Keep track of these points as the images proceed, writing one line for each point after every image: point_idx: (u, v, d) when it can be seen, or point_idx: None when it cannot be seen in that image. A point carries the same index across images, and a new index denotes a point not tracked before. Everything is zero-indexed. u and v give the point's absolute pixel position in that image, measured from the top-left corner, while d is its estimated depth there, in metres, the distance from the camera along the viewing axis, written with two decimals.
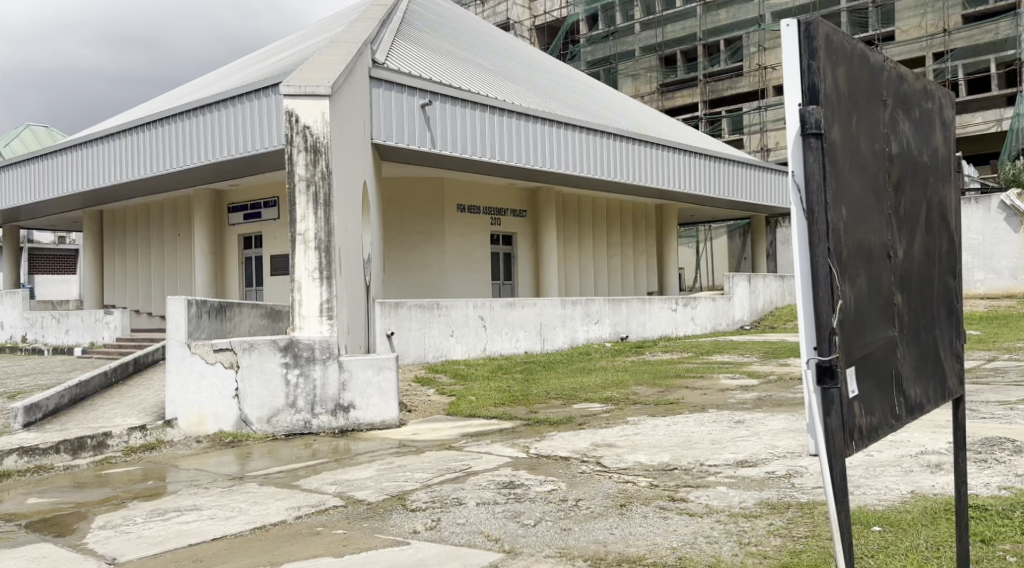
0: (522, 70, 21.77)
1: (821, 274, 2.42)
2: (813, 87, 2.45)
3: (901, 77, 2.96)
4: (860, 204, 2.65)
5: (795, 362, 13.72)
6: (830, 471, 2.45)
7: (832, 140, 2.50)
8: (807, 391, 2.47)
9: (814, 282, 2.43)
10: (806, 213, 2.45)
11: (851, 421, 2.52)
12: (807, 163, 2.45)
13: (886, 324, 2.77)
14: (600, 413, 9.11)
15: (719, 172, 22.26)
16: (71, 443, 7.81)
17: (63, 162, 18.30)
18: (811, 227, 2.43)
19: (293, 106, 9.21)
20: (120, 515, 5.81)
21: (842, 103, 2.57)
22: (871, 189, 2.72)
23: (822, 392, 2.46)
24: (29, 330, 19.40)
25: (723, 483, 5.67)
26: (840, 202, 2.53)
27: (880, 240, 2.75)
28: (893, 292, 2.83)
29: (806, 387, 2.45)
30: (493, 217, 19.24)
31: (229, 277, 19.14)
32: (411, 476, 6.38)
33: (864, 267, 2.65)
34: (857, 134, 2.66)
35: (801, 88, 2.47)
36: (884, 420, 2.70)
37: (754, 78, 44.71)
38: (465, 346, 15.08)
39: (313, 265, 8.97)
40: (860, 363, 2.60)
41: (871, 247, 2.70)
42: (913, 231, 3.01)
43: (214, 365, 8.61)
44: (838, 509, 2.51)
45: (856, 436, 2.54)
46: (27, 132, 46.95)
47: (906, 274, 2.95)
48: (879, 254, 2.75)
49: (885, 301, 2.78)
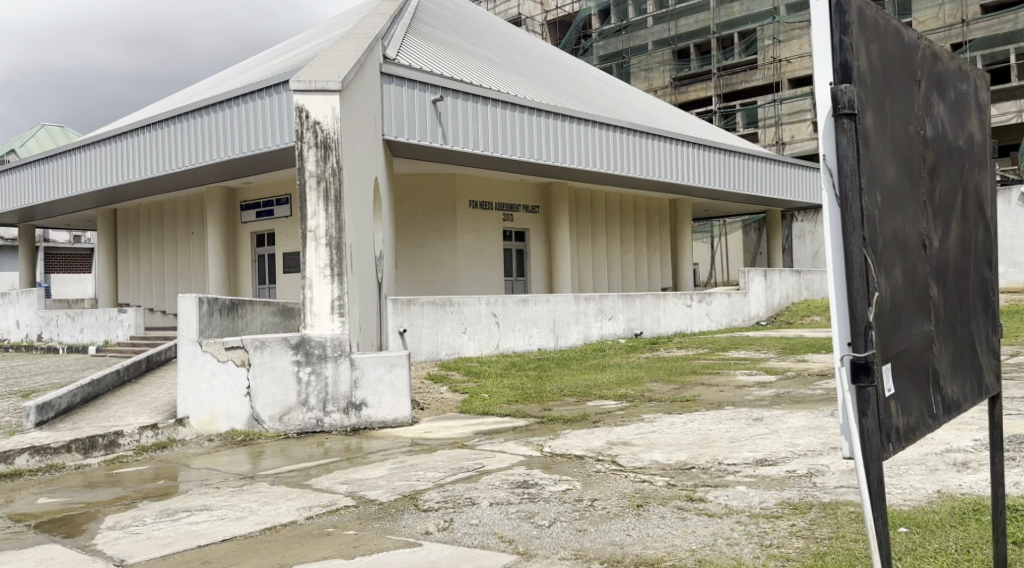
0: (535, 65, 21.65)
1: (856, 264, 2.29)
2: (846, 65, 2.33)
3: (936, 56, 2.82)
4: (895, 190, 2.52)
5: (813, 357, 13.55)
6: (866, 474, 2.32)
7: (865, 122, 2.37)
8: (841, 390, 2.34)
9: (848, 272, 2.30)
10: (839, 199, 2.32)
11: (888, 422, 2.39)
12: (840, 145, 2.33)
13: (922, 318, 2.64)
14: (615, 410, 8.97)
15: (734, 167, 22.04)
16: (82, 442, 7.76)
17: (76, 162, 18.31)
18: (844, 214, 2.30)
19: (303, 101, 9.11)
20: (130, 516, 5.73)
21: (876, 82, 2.45)
22: (906, 173, 2.59)
23: (857, 391, 2.33)
24: (44, 329, 19.43)
25: (743, 483, 5.54)
26: (874, 187, 2.41)
27: (915, 229, 2.62)
28: (929, 284, 2.70)
29: (841, 386, 2.32)
30: (506, 213, 19.11)
31: (241, 274, 19.12)
32: (424, 475, 6.27)
33: (899, 258, 2.52)
34: (891, 115, 2.53)
35: (833, 67, 2.35)
36: (921, 421, 2.57)
37: (768, 71, 44.34)
38: (478, 343, 14.97)
39: (324, 262, 8.88)
40: (896, 360, 2.46)
41: (906, 236, 2.57)
42: (949, 219, 2.87)
43: (226, 363, 8.54)
44: (875, 516, 2.38)
45: (892, 437, 2.41)
46: (43, 132, 47.27)
47: (942, 264, 2.81)
48: (915, 243, 2.62)
49: (921, 293, 2.65)
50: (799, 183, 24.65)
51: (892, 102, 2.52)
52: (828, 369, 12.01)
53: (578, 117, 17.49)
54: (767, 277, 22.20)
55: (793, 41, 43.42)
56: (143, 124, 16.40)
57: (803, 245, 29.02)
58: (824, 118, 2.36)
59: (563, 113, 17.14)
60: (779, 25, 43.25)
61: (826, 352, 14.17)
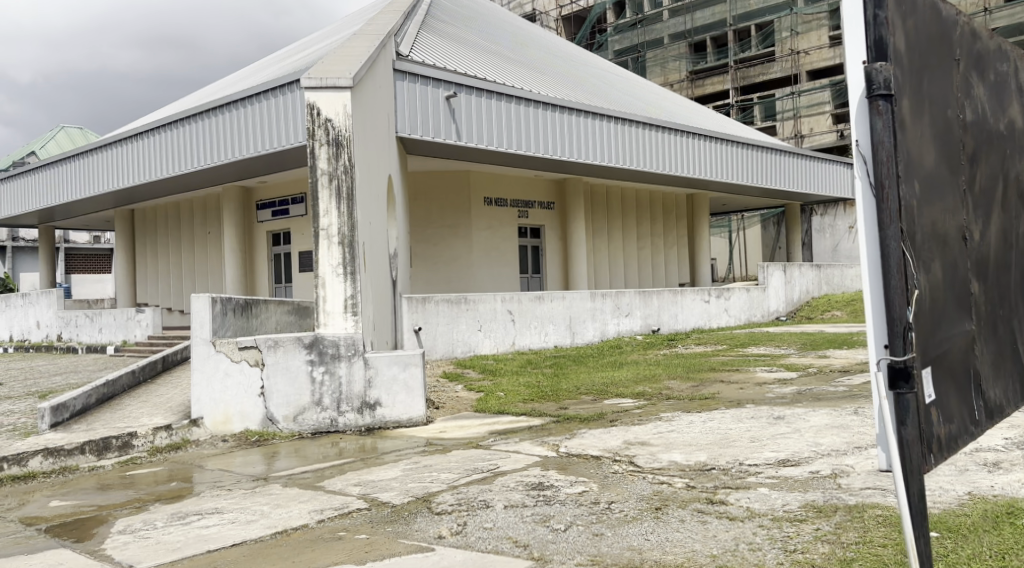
0: (549, 60, 21.49)
1: (893, 259, 2.50)
2: (881, 40, 2.56)
3: (974, 34, 3.02)
4: (933, 177, 2.72)
5: (834, 353, 13.31)
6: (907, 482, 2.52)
7: (900, 103, 2.59)
8: (881, 397, 2.56)
9: (886, 263, 2.52)
10: (877, 188, 2.54)
11: (928, 433, 2.60)
12: (876, 127, 2.54)
13: (963, 317, 2.84)
14: (632, 409, 8.80)
15: (752, 160, 21.80)
16: (96, 444, 7.71)
17: (93, 162, 18.33)
18: (881, 203, 2.52)
19: (315, 99, 9.00)
20: (141, 520, 5.65)
21: (913, 70, 2.66)
22: (945, 162, 2.80)
23: (896, 398, 2.55)
24: (63, 329, 19.49)
25: (765, 485, 5.37)
26: (912, 177, 2.62)
27: (955, 221, 2.82)
28: (971, 279, 2.90)
29: (879, 393, 2.54)
30: (521, 209, 18.97)
31: (257, 273, 19.10)
32: (438, 477, 6.16)
33: (939, 250, 2.73)
34: (928, 96, 2.73)
35: (868, 46, 2.58)
36: (962, 428, 2.78)
37: (786, 63, 43.77)
38: (494, 341, 14.86)
39: (336, 261, 8.76)
40: (936, 362, 2.66)
41: (946, 229, 2.77)
42: (990, 211, 3.06)
43: (239, 363, 8.46)
44: (916, 524, 2.59)
45: (934, 444, 2.63)
46: (62, 133, 47.63)
47: (982, 256, 3.00)
48: (955, 237, 2.82)
49: (962, 291, 2.85)
50: (819, 175, 24.36)
51: (930, 87, 2.74)
52: (849, 364, 11.80)
53: (596, 111, 17.39)
54: (786, 272, 21.96)
55: (811, 32, 42.98)
56: (158, 124, 16.42)
57: (822, 238, 28.55)
58: (861, 100, 2.58)
59: (580, 109, 17.02)
60: (796, 17, 42.88)
61: (848, 347, 13.93)
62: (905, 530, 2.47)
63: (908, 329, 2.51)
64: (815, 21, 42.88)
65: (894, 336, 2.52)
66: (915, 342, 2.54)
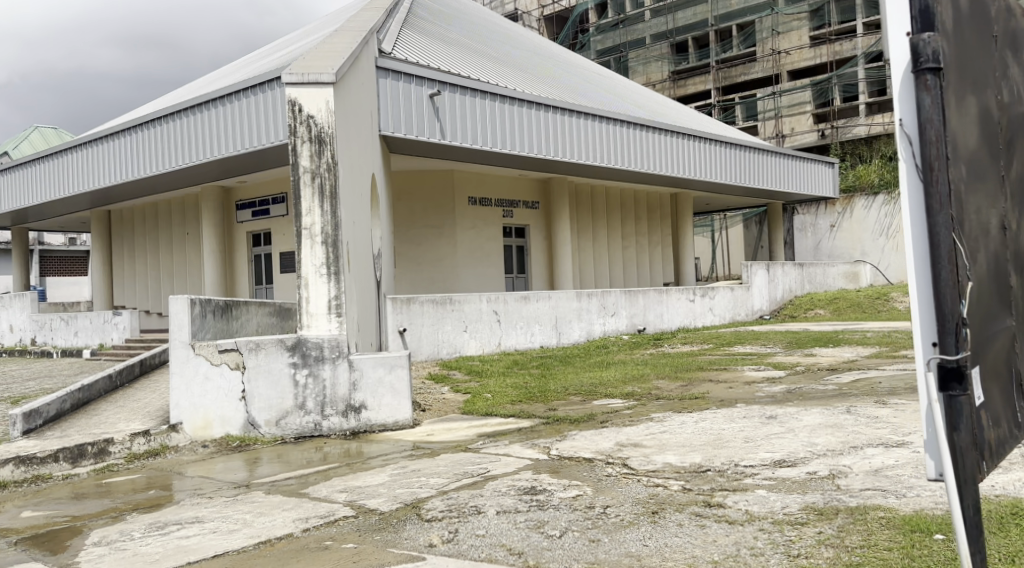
0: (532, 59, 21.36)
1: (944, 248, 2.41)
2: (926, 12, 2.48)
3: (1009, 14, 2.94)
4: (977, 161, 2.64)
5: (821, 352, 13.25)
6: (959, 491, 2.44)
7: (947, 75, 2.50)
8: (931, 400, 2.47)
9: (936, 252, 2.43)
10: (924, 169, 2.45)
11: (979, 438, 2.52)
12: (924, 102, 2.46)
13: (1005, 313, 2.75)
14: (622, 409, 8.67)
15: (735, 159, 21.82)
16: (71, 451, 7.46)
17: (68, 162, 17.96)
18: (930, 186, 2.44)
19: (296, 95, 8.81)
20: (118, 530, 5.44)
21: (956, 45, 2.57)
22: (986, 146, 2.70)
23: (948, 400, 2.46)
24: (37, 333, 19.12)
25: (762, 486, 5.25)
26: (958, 160, 2.53)
27: (998, 211, 2.73)
28: (1011, 272, 2.80)
29: (930, 395, 2.46)
30: (506, 209, 18.83)
31: (237, 273, 18.82)
32: (427, 482, 6.00)
33: (983, 240, 2.63)
34: (970, 73, 2.64)
35: (913, 16, 2.51)
36: (1008, 434, 2.70)
37: (767, 63, 43.87)
38: (480, 341, 14.70)
39: (320, 261, 8.59)
40: (984, 362, 2.58)
41: (989, 220, 2.68)
42: None
43: (220, 367, 8.24)
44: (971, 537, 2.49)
45: (985, 450, 2.55)
46: (36, 133, 46.98)
47: (1020, 248, 2.91)
48: (997, 227, 2.73)
49: (1004, 286, 2.76)
50: (801, 174, 24.39)
51: (971, 64, 2.64)
52: (837, 363, 11.74)
53: (581, 110, 17.31)
54: (769, 271, 21.93)
55: (791, 32, 42.98)
56: (136, 123, 16.12)
57: (804, 238, 28.20)
58: (907, 74, 2.50)
59: (565, 107, 16.93)
60: (777, 16, 43.02)
61: (833, 346, 13.89)
62: (957, 541, 2.39)
63: (960, 326, 2.43)
64: (795, 21, 42.94)
65: (944, 334, 2.45)
66: (967, 341, 2.46)
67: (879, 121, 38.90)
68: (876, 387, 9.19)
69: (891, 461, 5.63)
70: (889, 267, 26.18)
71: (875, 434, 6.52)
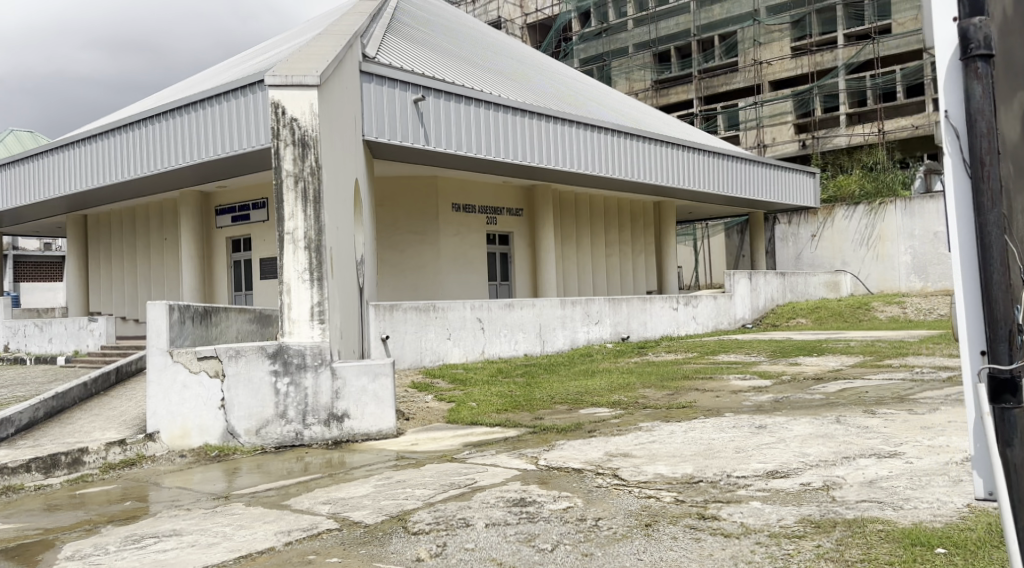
0: (513, 65, 21.27)
1: (996, 248, 2.36)
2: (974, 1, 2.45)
3: None
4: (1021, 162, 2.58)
5: (806, 361, 13.19)
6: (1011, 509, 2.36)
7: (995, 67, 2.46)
8: (982, 414, 2.38)
9: (987, 252, 2.37)
10: (976, 167, 2.40)
11: None
12: (974, 91, 2.41)
13: None
14: (610, 418, 8.57)
15: (718, 168, 21.85)
16: (43, 461, 7.27)
17: (43, 165, 17.64)
18: (981, 183, 2.39)
19: (279, 97, 8.64)
20: (92, 544, 5.25)
21: (1003, 37, 2.53)
22: None
23: (1001, 412, 2.39)
24: (11, 339, 18.78)
25: (756, 498, 5.14)
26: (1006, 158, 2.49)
27: None
28: None
29: (982, 409, 2.37)
30: (489, 216, 18.74)
31: (215, 277, 18.53)
32: (412, 493, 5.84)
33: None
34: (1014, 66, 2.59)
35: (960, 2, 2.47)
36: None
37: (749, 73, 44.18)
38: (463, 349, 14.55)
39: (303, 266, 8.40)
40: None
41: None
42: None
43: (198, 374, 8.06)
44: None
45: None
46: (11, 136, 46.36)
47: None
48: None
49: None
50: (784, 184, 24.48)
51: (1019, 56, 2.60)
52: (823, 372, 11.71)
53: (566, 118, 17.29)
54: (752, 279, 21.91)
55: (773, 43, 43.26)
56: (113, 127, 15.88)
57: (786, 248, 28.09)
58: (954, 61, 2.46)
59: (549, 114, 16.90)
60: (759, 27, 43.32)
61: (817, 355, 13.86)
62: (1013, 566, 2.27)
63: (1013, 332, 2.37)
64: (777, 32, 43.11)
65: (995, 342, 2.38)
66: (1020, 351, 2.38)
67: (858, 132, 39.25)
68: (864, 397, 9.14)
69: (885, 472, 5.55)
70: (869, 276, 26.23)
71: (867, 444, 6.45)
